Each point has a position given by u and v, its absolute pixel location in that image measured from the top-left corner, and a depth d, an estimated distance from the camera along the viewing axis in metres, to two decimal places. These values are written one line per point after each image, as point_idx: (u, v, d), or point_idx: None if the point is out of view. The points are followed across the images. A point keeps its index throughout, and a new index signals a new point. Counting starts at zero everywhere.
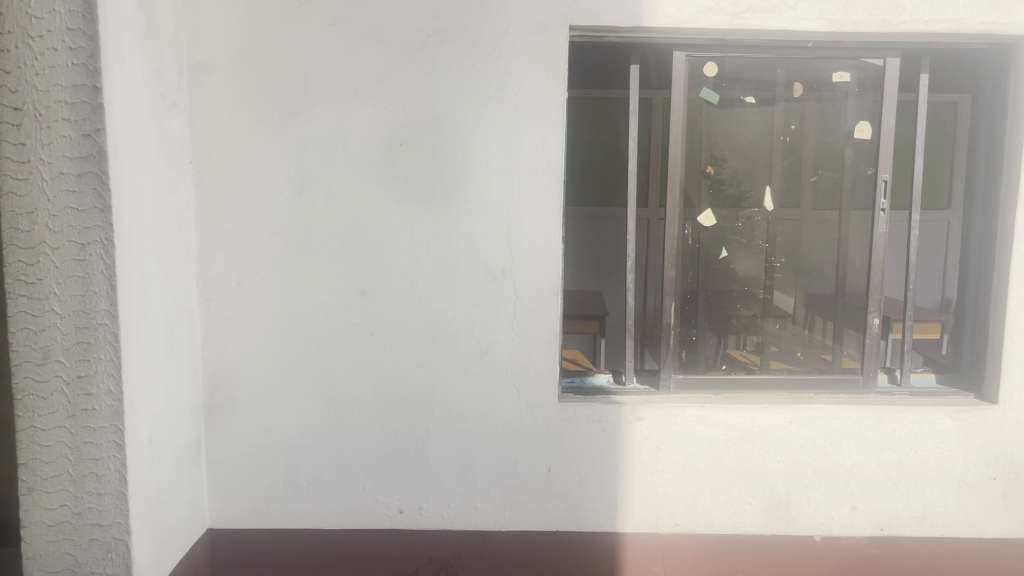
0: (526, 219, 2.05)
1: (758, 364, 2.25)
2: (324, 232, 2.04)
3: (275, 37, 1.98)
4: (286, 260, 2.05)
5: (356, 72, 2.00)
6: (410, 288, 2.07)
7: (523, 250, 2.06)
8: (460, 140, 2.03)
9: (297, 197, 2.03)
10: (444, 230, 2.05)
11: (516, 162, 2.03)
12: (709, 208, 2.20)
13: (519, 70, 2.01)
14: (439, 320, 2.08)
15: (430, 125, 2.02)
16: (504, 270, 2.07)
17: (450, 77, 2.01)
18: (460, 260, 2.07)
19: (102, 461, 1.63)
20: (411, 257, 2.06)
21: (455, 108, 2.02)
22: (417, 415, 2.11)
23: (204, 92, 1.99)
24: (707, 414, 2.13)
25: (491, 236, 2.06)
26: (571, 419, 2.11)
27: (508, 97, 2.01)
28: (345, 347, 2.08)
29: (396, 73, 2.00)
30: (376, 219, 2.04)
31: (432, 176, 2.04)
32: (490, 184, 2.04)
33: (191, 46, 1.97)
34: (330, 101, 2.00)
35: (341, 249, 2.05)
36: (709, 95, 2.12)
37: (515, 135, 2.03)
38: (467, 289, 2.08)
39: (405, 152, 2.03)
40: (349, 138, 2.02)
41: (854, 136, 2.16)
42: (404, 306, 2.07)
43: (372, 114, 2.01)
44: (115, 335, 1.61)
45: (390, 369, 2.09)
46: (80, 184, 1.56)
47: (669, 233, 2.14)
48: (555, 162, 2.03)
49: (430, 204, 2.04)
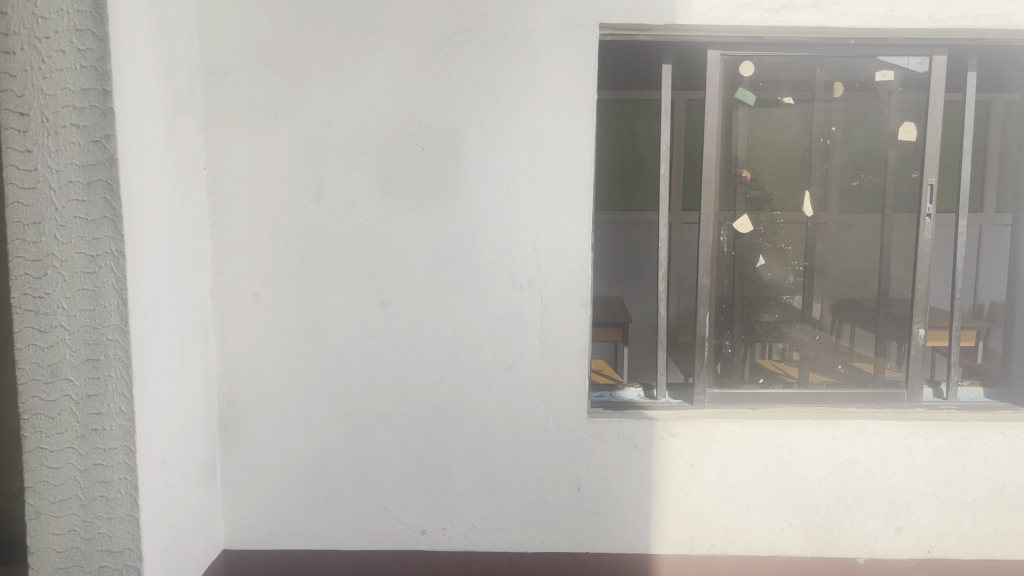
0: (554, 226, 1.96)
1: (796, 377, 2.14)
2: (342, 241, 1.96)
3: (292, 38, 1.90)
4: (304, 270, 1.97)
5: (376, 74, 1.92)
6: (433, 298, 1.98)
7: (551, 259, 1.97)
8: (484, 144, 1.94)
9: (315, 204, 1.95)
10: (468, 238, 1.97)
11: (543, 167, 1.94)
12: (746, 214, 2.09)
13: (546, 71, 1.92)
14: (462, 332, 1.99)
15: (452, 129, 1.93)
16: (531, 279, 1.98)
17: (474, 78, 1.92)
18: (484, 270, 1.98)
19: (111, 484, 1.55)
20: (434, 266, 1.97)
21: (479, 111, 1.93)
22: (440, 431, 2.02)
23: (219, 96, 1.91)
24: (744, 429, 2.03)
25: (518, 243, 1.97)
26: (601, 435, 2.02)
27: (535, 99, 1.92)
28: (365, 360, 2.00)
29: (418, 74, 1.92)
30: (397, 227, 1.96)
31: (454, 182, 1.95)
32: (516, 190, 1.95)
33: (205, 48, 1.90)
34: (349, 104, 1.92)
35: (360, 258, 1.97)
36: (745, 95, 2.02)
37: (542, 139, 1.94)
38: (492, 299, 1.99)
39: (427, 157, 1.94)
40: (369, 142, 1.94)
41: (898, 137, 2.06)
42: (426, 317, 1.99)
43: (393, 117, 1.93)
44: (125, 352, 1.53)
45: (411, 382, 2.01)
46: (90, 193, 1.49)
47: (702, 240, 2.04)
48: (583, 167, 1.94)
49: (453, 210, 1.96)
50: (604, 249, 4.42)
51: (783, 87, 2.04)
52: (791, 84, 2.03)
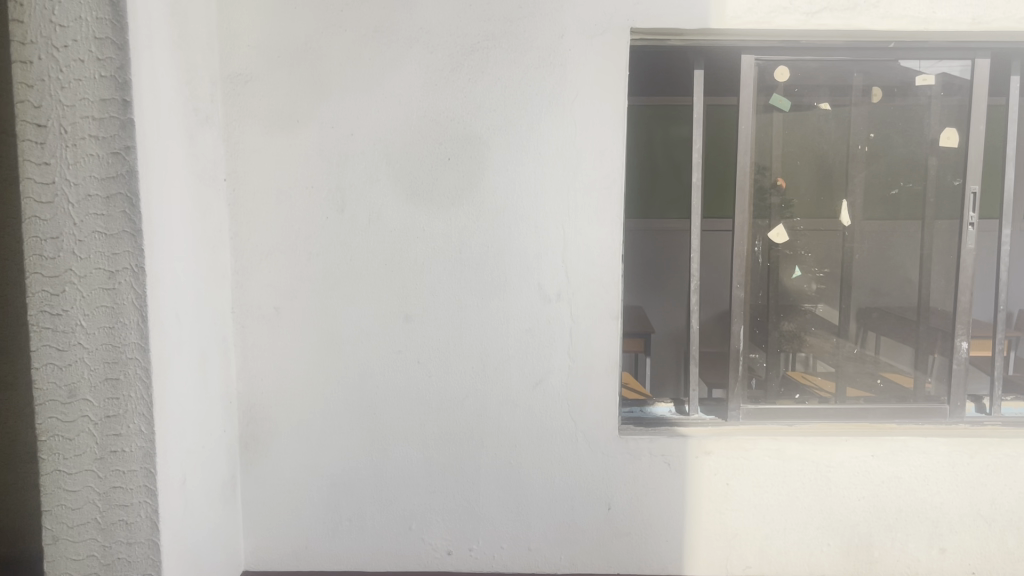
0: (584, 237, 1.90)
1: (833, 393, 2.07)
2: (366, 253, 1.91)
3: (314, 45, 1.85)
4: (327, 284, 1.92)
5: (400, 82, 1.86)
6: (459, 312, 1.92)
7: (581, 271, 1.91)
8: (511, 154, 1.88)
9: (338, 217, 1.90)
10: (495, 250, 1.91)
11: (572, 176, 1.89)
12: (781, 224, 2.02)
13: (575, 77, 1.86)
14: (489, 347, 1.93)
15: (479, 138, 1.88)
16: (560, 292, 1.92)
17: (501, 86, 1.86)
18: (512, 283, 1.92)
19: (131, 507, 1.50)
20: (460, 279, 1.92)
21: (506, 119, 1.87)
22: (467, 449, 1.96)
23: (239, 105, 1.86)
24: (781, 446, 1.96)
25: (546, 255, 1.91)
26: (633, 453, 1.96)
27: (564, 107, 1.87)
28: (390, 376, 1.94)
29: (443, 82, 1.86)
30: (422, 239, 1.90)
31: (481, 192, 1.89)
32: (545, 201, 1.89)
33: (225, 56, 1.84)
34: (373, 113, 1.87)
35: (384, 271, 1.91)
36: (780, 101, 1.96)
37: (571, 147, 1.88)
38: (520, 313, 1.93)
39: (453, 167, 1.89)
40: (393, 152, 1.88)
41: (939, 144, 1.99)
42: (452, 332, 1.93)
43: (418, 126, 1.88)
44: (146, 371, 1.48)
45: (437, 399, 1.95)
46: (109, 207, 1.44)
47: (736, 250, 1.97)
48: (614, 177, 1.88)
49: (479, 222, 1.90)
50: (629, 255, 4.26)
51: (819, 92, 1.97)
52: (828, 90, 1.97)
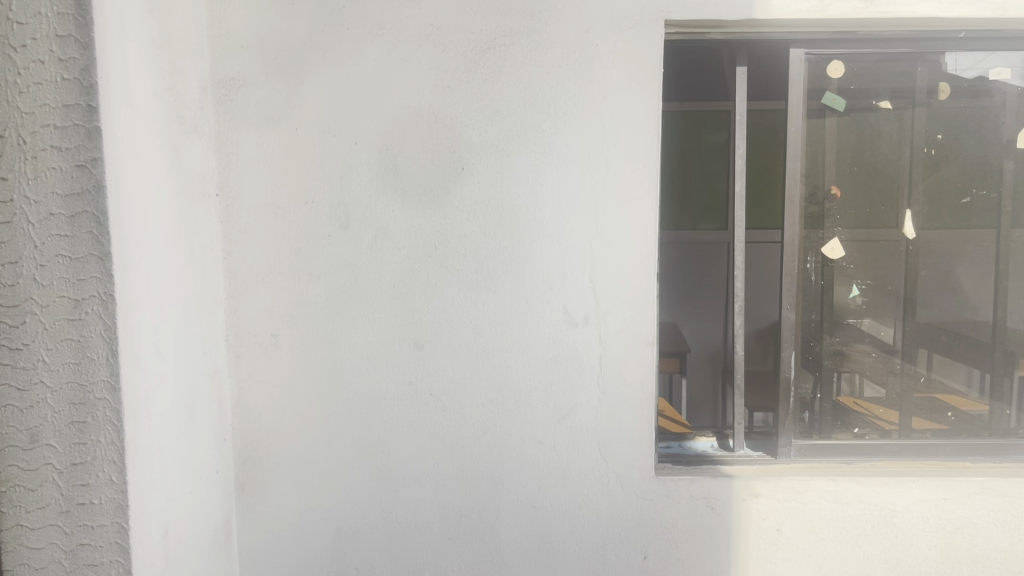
0: (615, 254, 1.70)
1: (897, 425, 1.85)
2: (373, 274, 1.72)
3: (314, 45, 1.68)
4: (330, 308, 1.73)
5: (409, 85, 1.68)
6: (476, 338, 1.73)
7: (611, 292, 1.71)
8: (532, 163, 1.69)
9: (342, 233, 1.72)
10: (515, 270, 1.71)
11: (601, 186, 1.69)
12: (836, 237, 1.81)
13: (603, 76, 1.67)
14: (510, 377, 1.74)
15: (496, 146, 1.69)
16: (588, 316, 1.72)
17: (520, 87, 1.67)
18: (534, 306, 1.72)
19: (101, 568, 1.32)
20: (476, 303, 1.72)
21: (527, 125, 1.68)
22: (486, 491, 1.76)
23: (232, 112, 1.69)
24: (839, 488, 1.74)
25: (572, 275, 1.71)
26: (672, 495, 1.75)
27: (590, 110, 1.67)
28: (399, 410, 1.75)
29: (456, 84, 1.68)
30: (434, 257, 1.72)
31: (499, 206, 1.70)
32: (570, 215, 1.70)
33: (216, 59, 1.68)
34: (379, 119, 1.69)
35: (393, 294, 1.73)
36: (834, 100, 1.75)
37: (600, 154, 1.68)
38: (544, 340, 1.73)
39: (468, 178, 1.70)
40: (401, 162, 1.70)
41: (1017, 145, 1.78)
42: (468, 361, 1.74)
43: (428, 133, 1.69)
44: (117, 413, 1.31)
45: (452, 436, 1.75)
46: (73, 228, 1.26)
47: (786, 268, 1.76)
48: (648, 186, 1.68)
49: (497, 239, 1.71)
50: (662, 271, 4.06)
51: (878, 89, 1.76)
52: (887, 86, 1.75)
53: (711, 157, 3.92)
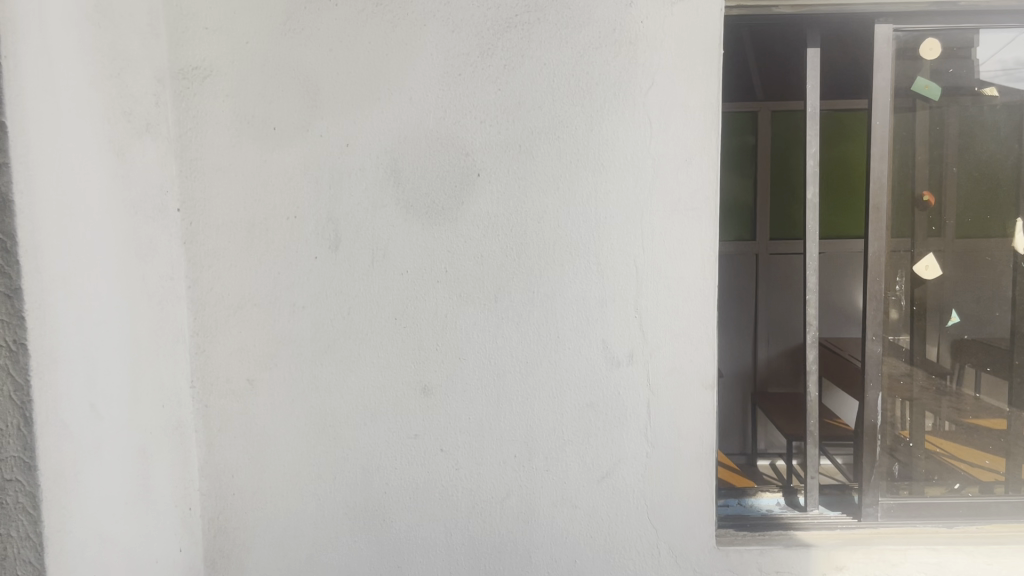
0: (665, 278, 1.39)
1: (1005, 478, 1.54)
2: (369, 306, 1.41)
3: (296, 25, 1.37)
4: (318, 347, 1.42)
5: (411, 74, 1.37)
6: (496, 382, 1.42)
7: (661, 324, 1.40)
8: (563, 167, 1.38)
9: (332, 255, 1.41)
10: (543, 298, 1.40)
11: (647, 195, 1.38)
12: (930, 254, 1.53)
13: (649, 60, 1.36)
14: (538, 429, 1.42)
15: (518, 146, 1.38)
16: (632, 353, 1.41)
17: (547, 74, 1.37)
18: (566, 341, 1.41)
19: None
20: (496, 338, 1.41)
21: (556, 121, 1.38)
22: (510, 567, 1.44)
23: (195, 109, 1.38)
24: (943, 561, 1.42)
25: (612, 303, 1.40)
26: (736, 570, 1.44)
27: (634, 101, 1.37)
28: (403, 469, 1.44)
29: (469, 72, 1.37)
30: (445, 283, 1.41)
31: (523, 220, 1.39)
32: (610, 230, 1.39)
33: (175, 44, 1.37)
34: (376, 114, 1.38)
35: (395, 328, 1.42)
36: (927, 87, 1.46)
37: (646, 155, 1.38)
38: (579, 382, 1.42)
39: (485, 186, 1.39)
40: (403, 167, 1.39)
41: None
42: (486, 410, 1.42)
43: (437, 131, 1.38)
44: (33, 500, 0.99)
45: (468, 500, 1.44)
46: None
47: (871, 291, 1.46)
48: (706, 193, 1.37)
49: (522, 259, 1.40)
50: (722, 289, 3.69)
51: (976, 73, 1.46)
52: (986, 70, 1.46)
53: (741, 162, 3.58)
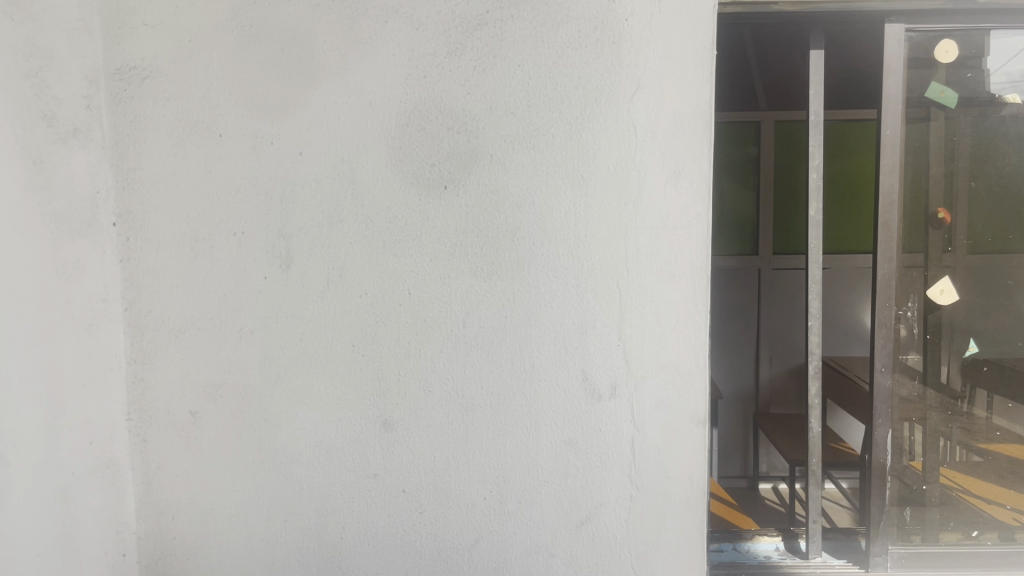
0: (651, 303, 1.26)
1: None
2: (324, 331, 1.28)
3: (243, 21, 1.24)
4: (268, 376, 1.29)
5: (372, 75, 1.24)
6: (464, 416, 1.28)
7: (647, 353, 1.26)
8: (538, 179, 1.25)
9: (283, 275, 1.27)
10: (516, 324, 1.27)
11: (632, 211, 1.25)
12: (947, 277, 1.37)
13: (634, 62, 1.23)
14: (510, 469, 1.29)
15: (490, 156, 1.25)
16: (615, 386, 1.27)
17: (521, 77, 1.24)
18: (542, 372, 1.27)
19: None
20: (464, 368, 1.28)
21: (530, 128, 1.24)
22: None
23: (133, 114, 1.26)
24: None
25: (593, 331, 1.27)
26: None
27: (617, 107, 1.24)
28: (362, 512, 1.30)
29: (435, 74, 1.24)
30: (408, 306, 1.27)
31: (494, 237, 1.26)
32: (591, 249, 1.26)
33: (111, 43, 1.25)
34: (332, 120, 1.25)
35: (353, 355, 1.28)
36: (942, 95, 1.32)
37: (631, 167, 1.24)
38: (555, 416, 1.28)
39: (452, 200, 1.26)
40: (363, 179, 1.26)
41: None
42: (453, 447, 1.29)
43: (400, 139, 1.25)
44: None
45: (432, 546, 1.30)
46: None
47: (880, 319, 1.32)
48: (697, 209, 1.24)
49: (493, 280, 1.27)
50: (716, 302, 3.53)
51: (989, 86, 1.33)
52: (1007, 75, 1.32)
53: (744, 173, 3.45)
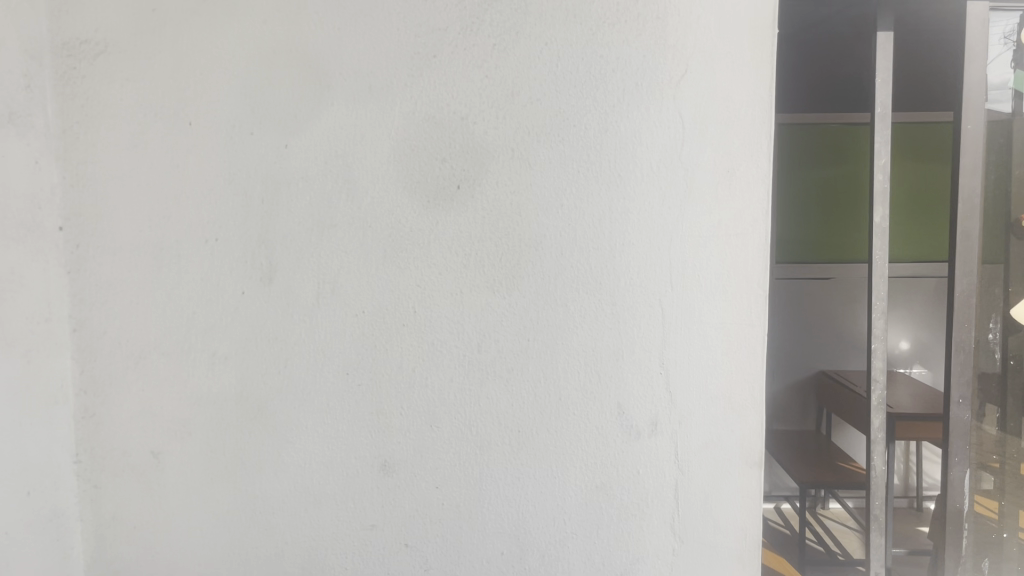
0: (700, 325, 1.07)
1: None
2: (313, 357, 1.08)
3: None
4: (246, 410, 1.08)
5: (371, 53, 1.05)
6: (479, 457, 1.09)
7: (693, 384, 1.08)
8: (568, 178, 1.06)
9: (265, 290, 1.07)
10: (540, 349, 1.08)
11: (678, 215, 1.06)
12: None
13: (680, 41, 1.05)
14: (531, 518, 1.09)
15: (512, 150, 1.06)
16: (656, 421, 1.08)
17: (548, 57, 1.05)
18: (571, 404, 1.08)
19: None
20: (479, 400, 1.08)
21: (558, 118, 1.06)
22: None
23: (87, 97, 1.05)
24: None
25: (630, 356, 1.08)
26: None
27: (661, 95, 1.05)
28: (356, 570, 1.10)
29: (447, 53, 1.05)
30: (413, 328, 1.08)
31: (515, 246, 1.07)
32: (630, 260, 1.07)
33: (57, 10, 1.04)
34: (322, 105, 1.05)
35: (346, 384, 1.08)
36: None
37: (677, 165, 1.06)
38: (587, 456, 1.09)
39: (467, 203, 1.06)
40: (359, 177, 1.06)
41: None
42: (465, 494, 1.09)
43: (404, 128, 1.06)
44: None
45: None
46: None
47: (957, 341, 1.15)
48: (755, 214, 1.06)
49: (514, 297, 1.07)
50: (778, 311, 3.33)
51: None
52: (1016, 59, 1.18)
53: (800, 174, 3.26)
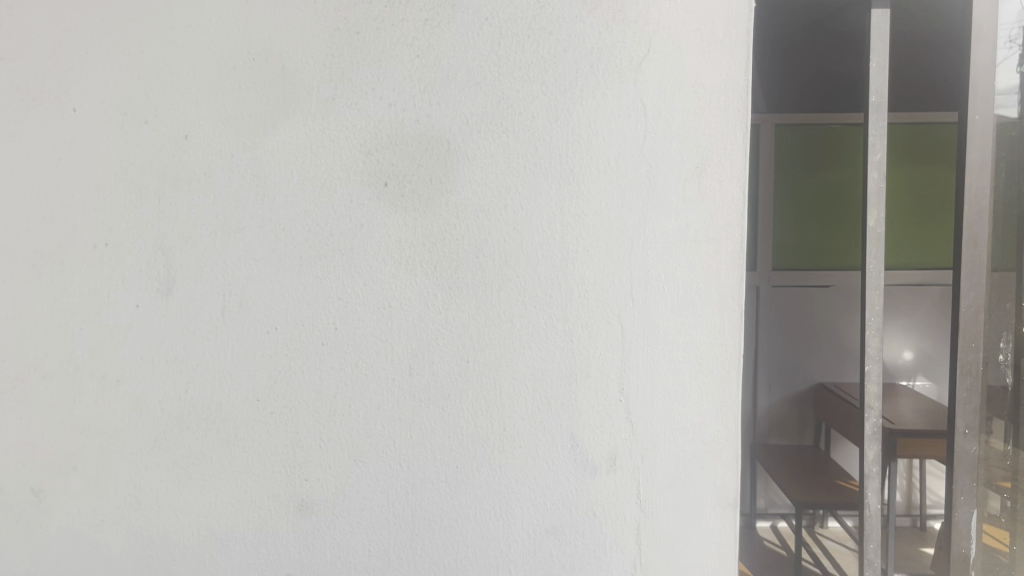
0: (665, 345, 0.93)
1: None
2: (218, 381, 0.94)
3: None
4: (141, 440, 0.94)
5: (283, 30, 0.90)
6: (410, 494, 0.94)
7: (658, 413, 0.93)
8: (512, 175, 0.92)
9: (162, 302, 0.93)
10: (482, 371, 0.93)
11: (640, 217, 0.92)
12: None
13: (641, 17, 0.90)
14: (471, 567, 0.95)
15: (447, 142, 0.91)
16: (614, 455, 0.94)
17: (489, 34, 0.91)
18: (517, 436, 0.94)
19: None
20: (411, 430, 0.94)
21: (501, 104, 0.91)
22: None
23: None
24: None
25: (585, 380, 0.93)
26: None
27: (619, 78, 0.91)
28: None
29: (371, 29, 0.91)
30: (335, 346, 0.93)
31: (451, 252, 0.92)
32: (584, 270, 0.92)
33: None
34: (229, 90, 0.91)
35: (257, 412, 0.94)
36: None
37: (638, 159, 0.91)
38: (536, 494, 0.94)
39: (396, 202, 0.92)
40: (270, 173, 0.92)
41: None
42: (394, 538, 0.95)
43: (321, 117, 0.91)
44: None
45: None
46: None
47: (962, 363, 1.00)
48: (728, 217, 0.91)
49: (451, 311, 0.93)
50: (773, 319, 3.19)
51: None
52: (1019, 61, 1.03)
53: (801, 177, 3.11)
